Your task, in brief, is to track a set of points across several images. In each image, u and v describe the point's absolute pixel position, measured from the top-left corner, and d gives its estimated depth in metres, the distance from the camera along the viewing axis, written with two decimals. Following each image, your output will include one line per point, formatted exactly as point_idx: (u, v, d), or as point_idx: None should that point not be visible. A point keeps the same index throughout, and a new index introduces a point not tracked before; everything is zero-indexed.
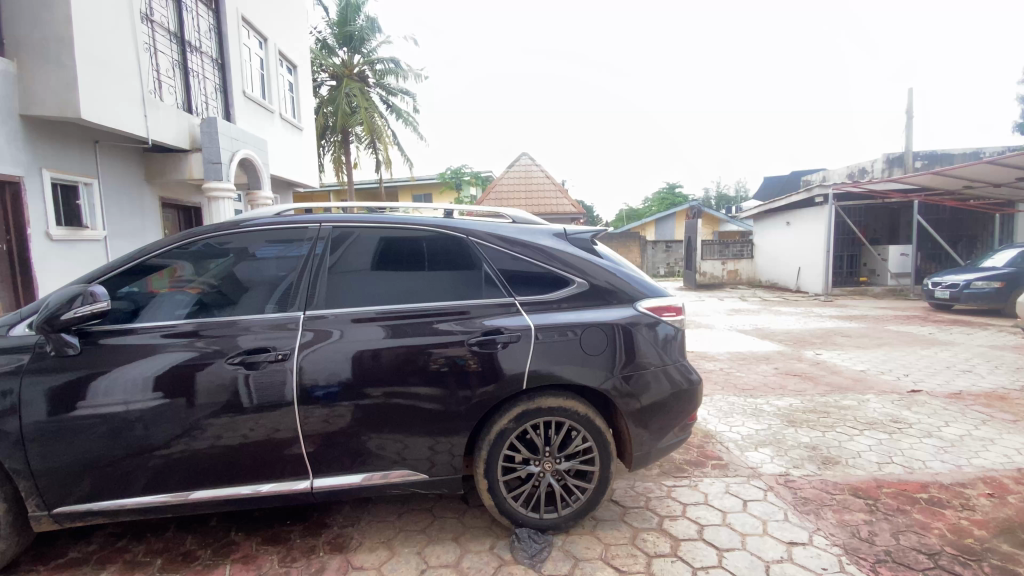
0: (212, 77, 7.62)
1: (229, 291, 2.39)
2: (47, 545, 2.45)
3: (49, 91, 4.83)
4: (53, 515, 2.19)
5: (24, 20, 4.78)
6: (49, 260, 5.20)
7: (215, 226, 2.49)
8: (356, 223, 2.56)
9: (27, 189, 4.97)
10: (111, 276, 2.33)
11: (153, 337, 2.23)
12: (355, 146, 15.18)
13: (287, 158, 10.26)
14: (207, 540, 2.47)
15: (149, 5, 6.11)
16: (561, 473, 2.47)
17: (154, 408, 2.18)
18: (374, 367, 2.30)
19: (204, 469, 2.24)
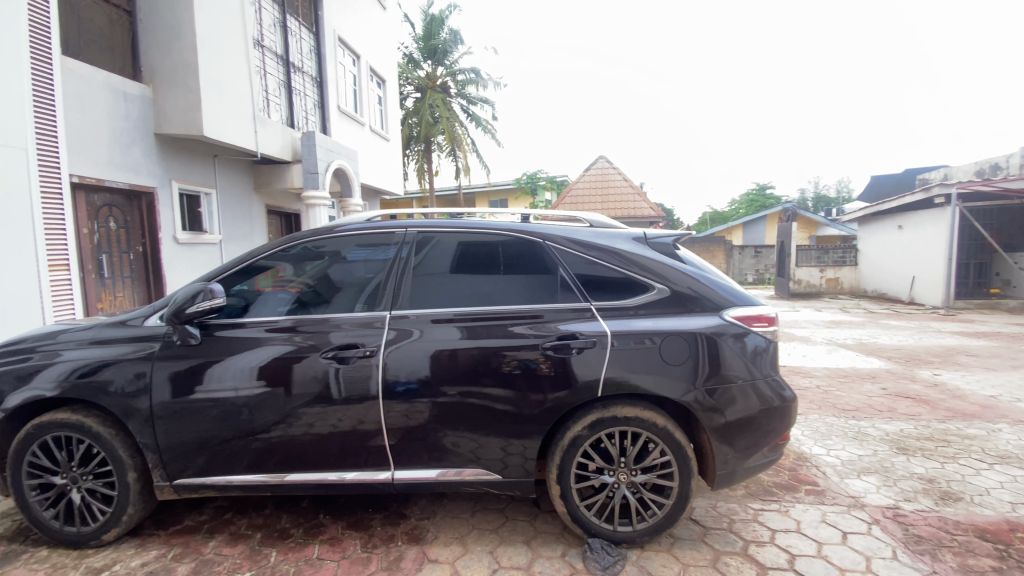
0: (312, 95, 8.31)
1: (323, 291, 2.58)
2: (167, 513, 2.78)
3: (179, 112, 5.54)
4: (174, 486, 2.47)
5: (160, 50, 5.50)
6: (176, 260, 5.92)
7: (312, 231, 2.70)
8: (437, 228, 2.66)
9: (159, 199, 5.70)
10: (225, 276, 2.60)
11: (258, 330, 2.46)
12: (437, 155, 15.81)
13: (375, 167, 10.91)
14: (300, 520, 2.68)
15: (260, 31, 6.81)
16: (636, 486, 2.39)
17: (257, 395, 2.40)
18: (450, 367, 2.37)
19: (297, 454, 2.43)
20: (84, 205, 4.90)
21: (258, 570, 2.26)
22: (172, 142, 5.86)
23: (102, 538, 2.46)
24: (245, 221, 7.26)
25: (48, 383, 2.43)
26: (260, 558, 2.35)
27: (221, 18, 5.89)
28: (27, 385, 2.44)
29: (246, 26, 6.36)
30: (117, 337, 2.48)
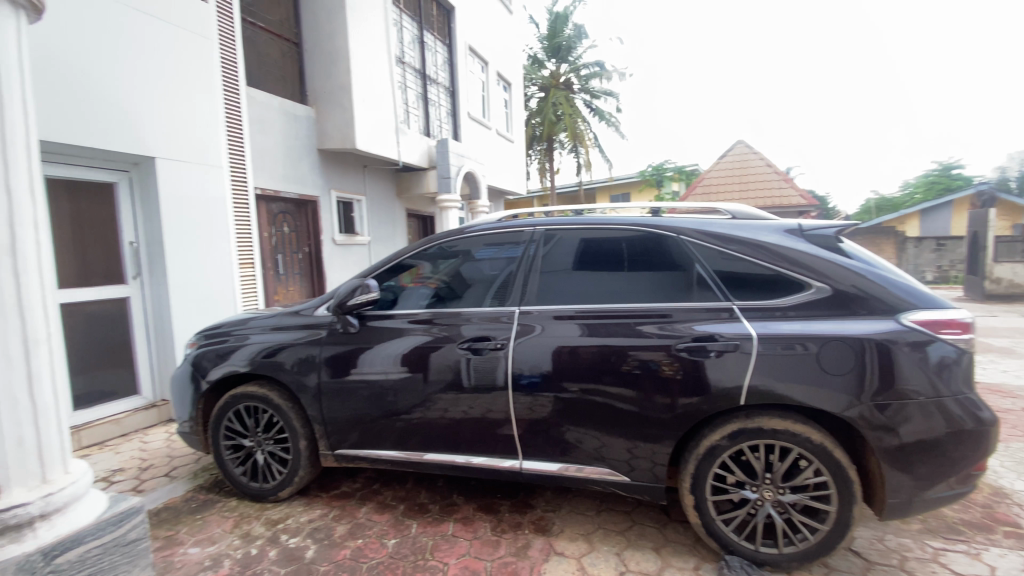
0: (445, 103, 8.91)
1: (458, 286, 2.75)
2: (329, 479, 3.20)
3: (336, 129, 6.34)
4: (335, 455, 2.84)
5: (322, 76, 6.34)
6: (334, 259, 6.77)
7: (446, 232, 2.89)
8: (562, 225, 2.68)
9: (321, 206, 6.57)
10: (377, 272, 2.92)
11: (401, 322, 2.73)
12: (559, 152, 15.92)
13: (501, 167, 11.34)
14: (436, 497, 2.91)
15: (402, 49, 7.49)
16: (784, 506, 2.17)
17: (401, 379, 2.65)
18: (572, 363, 2.38)
19: (435, 436, 2.63)
20: (265, 213, 5.83)
21: (402, 539, 2.51)
22: (331, 156, 6.70)
23: (279, 494, 2.90)
24: (388, 223, 8.05)
25: (242, 360, 2.93)
26: (403, 528, 2.60)
27: (369, 41, 6.58)
28: (227, 361, 2.97)
29: (389, 45, 7.03)
30: (293, 324, 2.92)
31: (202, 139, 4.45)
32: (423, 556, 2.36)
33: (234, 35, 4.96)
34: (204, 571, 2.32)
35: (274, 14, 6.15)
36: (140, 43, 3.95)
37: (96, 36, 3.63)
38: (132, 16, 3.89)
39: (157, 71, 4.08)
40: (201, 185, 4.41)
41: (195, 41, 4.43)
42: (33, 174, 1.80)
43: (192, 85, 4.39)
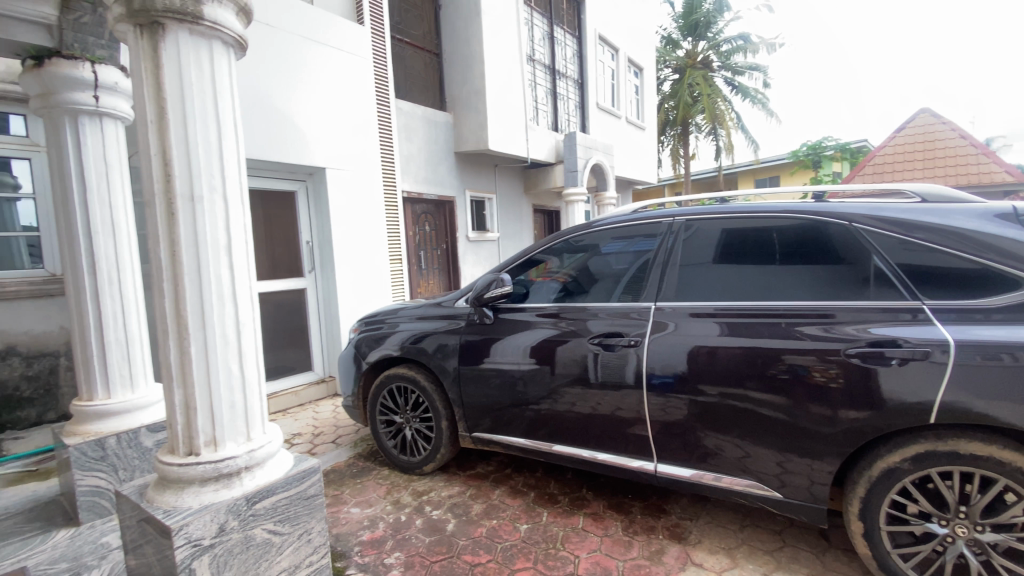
0: (574, 96, 8.89)
1: (587, 281, 2.73)
2: (466, 460, 3.42)
3: (471, 131, 6.71)
4: (472, 437, 3.02)
5: (459, 81, 6.74)
6: (468, 254, 7.20)
7: (576, 226, 2.88)
8: (701, 215, 2.49)
9: (457, 206, 7.01)
10: (512, 266, 3.03)
11: (532, 315, 2.79)
12: (695, 137, 14.90)
13: (631, 157, 10.99)
14: (566, 489, 2.94)
15: (532, 47, 7.64)
16: (982, 546, 1.79)
17: (530, 370, 2.72)
18: (710, 364, 2.22)
19: (564, 429, 2.65)
20: (410, 213, 6.39)
21: (533, 525, 2.58)
22: (466, 157, 7.12)
23: (423, 469, 3.18)
24: (518, 220, 8.30)
25: (393, 345, 3.26)
26: (534, 515, 2.68)
27: (502, 43, 6.82)
28: (381, 345, 3.33)
29: (521, 44, 7.20)
30: (435, 314, 3.17)
31: (359, 148, 5.01)
32: (553, 545, 2.41)
33: (384, 51, 5.46)
34: (364, 529, 2.64)
35: (418, 28, 6.68)
36: (312, 69, 4.59)
37: (279, 67, 4.32)
38: (305, 45, 4.54)
39: (324, 92, 4.70)
40: (358, 190, 4.98)
41: (353, 61, 4.99)
42: (223, 169, 1.88)
43: (350, 101, 4.96)
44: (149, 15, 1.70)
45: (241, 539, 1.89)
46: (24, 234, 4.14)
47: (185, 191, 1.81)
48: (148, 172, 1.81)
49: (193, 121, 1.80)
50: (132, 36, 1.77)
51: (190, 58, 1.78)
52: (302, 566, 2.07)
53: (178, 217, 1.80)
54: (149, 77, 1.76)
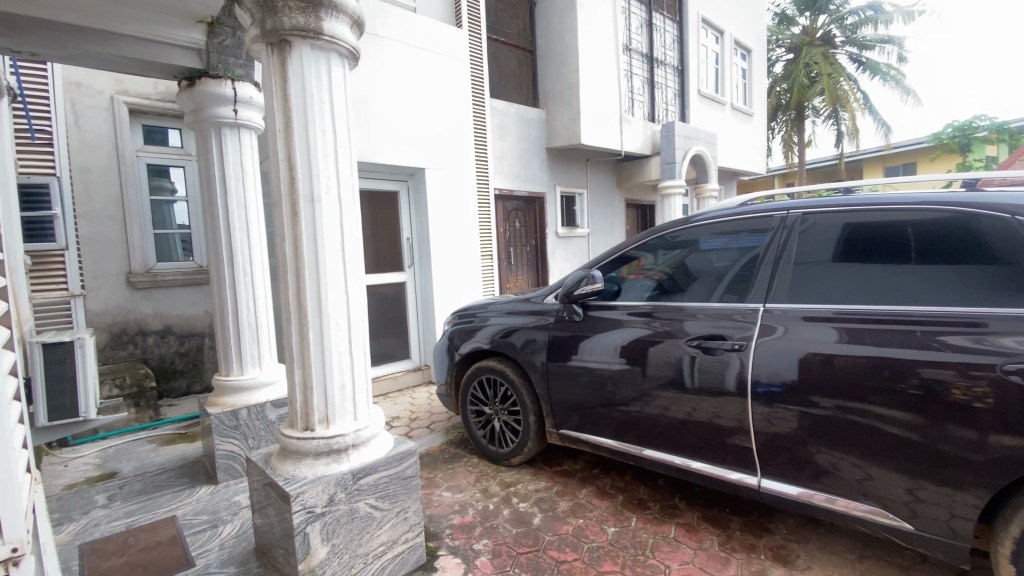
0: (673, 84, 8.49)
1: (685, 279, 2.60)
2: (553, 455, 3.44)
3: (564, 125, 6.68)
4: (559, 434, 3.01)
5: (553, 76, 6.74)
6: (558, 250, 7.18)
7: (672, 221, 2.76)
8: (819, 209, 2.26)
9: (548, 201, 7.02)
10: (604, 263, 2.97)
11: (624, 313, 2.72)
12: (811, 122, 13.52)
13: (735, 147, 10.24)
14: (657, 496, 2.84)
15: (629, 36, 7.41)
16: None
17: (621, 370, 2.65)
18: (825, 374, 2.01)
19: (656, 433, 2.55)
20: (501, 210, 6.52)
21: (621, 529, 2.53)
22: (558, 152, 7.10)
23: (510, 461, 3.24)
24: (610, 215, 8.13)
25: (483, 339, 3.35)
26: (623, 519, 2.62)
27: (597, 35, 6.69)
28: (473, 338, 3.44)
29: (617, 34, 7.02)
30: (525, 310, 3.21)
31: (455, 147, 5.20)
32: (642, 551, 2.34)
33: (480, 51, 5.59)
34: (454, 513, 2.75)
35: (514, 27, 6.77)
36: (413, 74, 4.85)
37: (384, 74, 4.62)
38: (407, 51, 4.81)
39: (424, 95, 4.94)
40: (454, 188, 5.17)
41: (451, 64, 5.18)
42: (338, 171, 2.04)
43: (448, 103, 5.16)
44: (279, 34, 1.89)
45: (347, 510, 2.05)
46: (178, 231, 4.84)
47: (306, 192, 1.99)
48: (276, 176, 2.02)
49: (313, 128, 1.98)
50: (264, 54, 1.98)
51: (312, 70, 1.96)
52: (399, 542, 2.21)
53: (300, 216, 2.00)
54: (278, 90, 1.95)
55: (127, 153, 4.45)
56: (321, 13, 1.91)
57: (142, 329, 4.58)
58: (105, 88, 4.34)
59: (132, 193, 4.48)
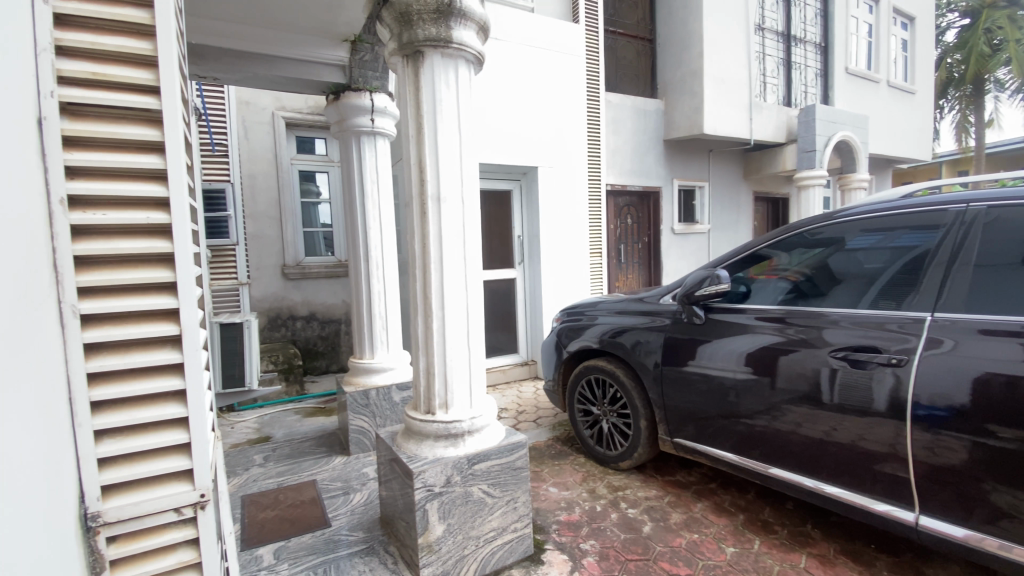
0: (814, 64, 7.60)
1: (826, 282, 2.32)
2: (665, 464, 3.29)
3: (684, 115, 6.33)
4: (673, 442, 2.86)
5: (673, 65, 6.42)
6: (673, 247, 6.82)
7: (812, 218, 2.49)
8: (1013, 201, 1.87)
9: (663, 196, 6.70)
10: (729, 263, 2.76)
11: (750, 318, 2.51)
12: (996, 96, 11.23)
13: (891, 130, 8.87)
14: (784, 520, 2.58)
15: (762, 14, 6.80)
16: None
17: (745, 380, 2.45)
18: (1008, 399, 1.67)
19: (785, 451, 2.31)
20: (613, 206, 6.37)
21: (742, 550, 2.34)
22: (676, 146, 6.75)
23: (619, 464, 3.15)
24: (733, 211, 7.52)
25: (593, 337, 3.30)
26: (744, 540, 2.43)
27: (724, 16, 6.23)
28: (582, 336, 3.40)
29: (748, 13, 6.47)
30: (639, 310, 3.11)
31: (569, 144, 5.18)
32: None
33: (597, 44, 5.49)
34: (561, 510, 2.76)
35: (632, 17, 6.57)
36: (528, 75, 4.94)
37: (501, 76, 4.77)
38: (524, 52, 4.90)
39: (538, 94, 5.00)
40: (567, 185, 5.15)
41: (567, 60, 5.17)
42: (462, 171, 2.15)
43: (563, 100, 5.16)
44: (414, 45, 2.03)
45: (462, 493, 2.16)
46: (321, 229, 5.48)
47: (433, 193, 2.13)
48: (407, 178, 2.18)
49: (441, 132, 2.10)
50: (400, 65, 2.14)
51: (441, 77, 2.08)
52: (508, 530, 2.28)
53: (428, 214, 2.14)
54: (411, 98, 2.11)
55: (284, 161, 5.12)
56: (451, 22, 2.02)
57: (292, 314, 5.27)
58: (268, 105, 5.05)
59: (287, 196, 5.17)
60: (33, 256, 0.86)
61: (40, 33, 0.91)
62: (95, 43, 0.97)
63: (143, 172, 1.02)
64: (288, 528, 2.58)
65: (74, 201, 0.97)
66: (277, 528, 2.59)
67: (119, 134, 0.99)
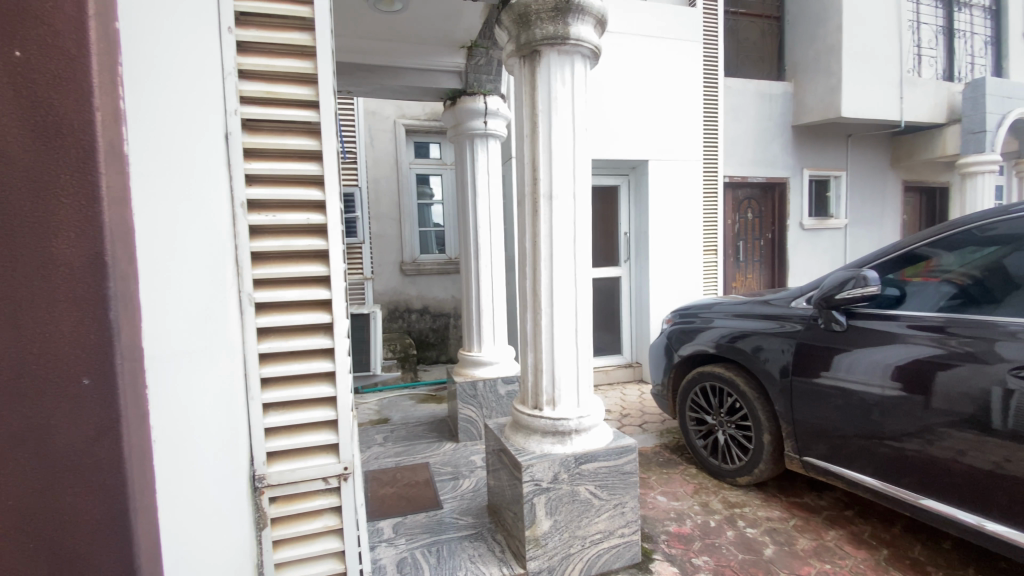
0: (985, 30, 6.46)
1: (1003, 286, 1.96)
2: (789, 484, 3.01)
3: (817, 98, 5.69)
4: (802, 461, 2.59)
5: (805, 43, 5.83)
6: (802, 244, 6.16)
7: (982, 212, 2.12)
8: None
9: (791, 188, 6.08)
10: (877, 263, 2.42)
11: (900, 326, 2.18)
12: None
13: None
14: (941, 562, 2.23)
15: None
16: None
17: (892, 397, 2.14)
18: None
19: (942, 481, 1.99)
20: (731, 199, 5.91)
21: None
22: (806, 132, 6.09)
23: (736, 479, 2.92)
24: (877, 203, 6.59)
25: (709, 341, 3.09)
26: None
27: None
28: (695, 340, 3.20)
29: None
30: (764, 313, 2.85)
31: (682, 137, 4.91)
32: None
33: (716, 25, 5.10)
34: (670, 520, 2.64)
35: None
36: (638, 67, 4.78)
37: (610, 71, 4.68)
38: (637, 43, 4.76)
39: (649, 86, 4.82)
40: (680, 179, 4.89)
41: (682, 49, 4.90)
42: (574, 168, 2.14)
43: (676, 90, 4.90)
44: (532, 45, 2.06)
45: (568, 491, 2.15)
46: (434, 228, 5.80)
47: (545, 191, 2.14)
48: (521, 177, 2.22)
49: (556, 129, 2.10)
50: (518, 66, 2.18)
51: (557, 74, 2.08)
52: (615, 534, 2.23)
53: (540, 212, 2.16)
54: (528, 97, 2.13)
55: (403, 165, 5.52)
56: (569, 18, 2.02)
57: (408, 307, 5.66)
58: (390, 114, 5.47)
59: (405, 197, 5.56)
60: (218, 260, 1.01)
61: (226, 59, 1.07)
62: (269, 66, 1.09)
63: (303, 177, 1.14)
64: (405, 506, 2.78)
65: (252, 204, 1.11)
66: (396, 504, 2.80)
67: (285, 145, 1.12)
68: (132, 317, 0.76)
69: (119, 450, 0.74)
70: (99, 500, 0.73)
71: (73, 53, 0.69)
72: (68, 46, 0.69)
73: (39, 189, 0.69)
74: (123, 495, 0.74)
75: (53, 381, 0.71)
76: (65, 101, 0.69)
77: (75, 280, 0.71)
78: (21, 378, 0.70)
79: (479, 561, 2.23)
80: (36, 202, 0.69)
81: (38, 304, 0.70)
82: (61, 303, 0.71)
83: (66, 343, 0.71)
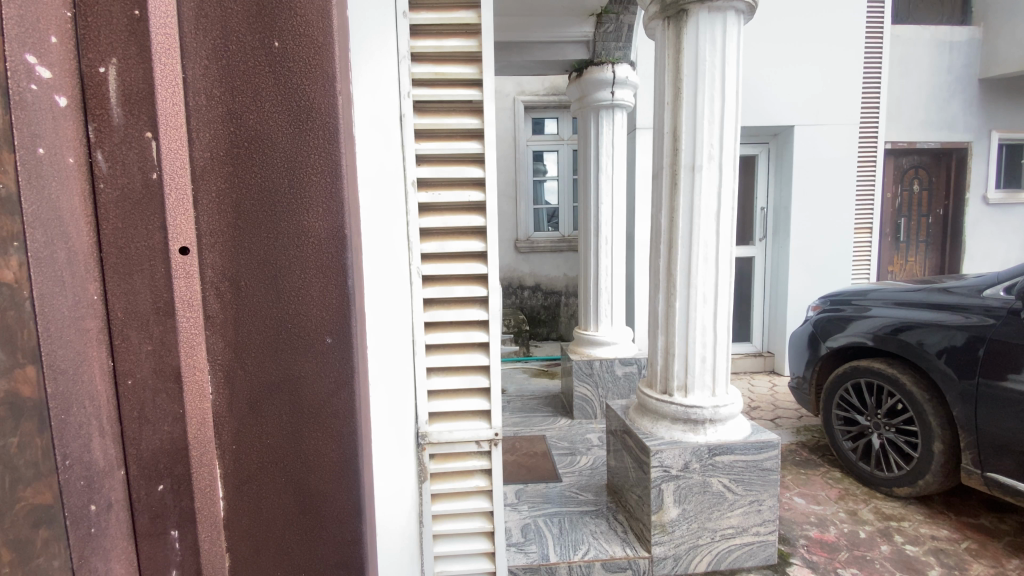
0: None
1: None
2: (959, 500, 2.62)
3: (1016, 45, 4.73)
4: (985, 478, 2.19)
5: None
6: (983, 222, 5.17)
7: None
8: None
9: (974, 153, 5.08)
10: None
11: None
12: None
13: None
14: None
15: None
16: None
17: None
18: None
19: None
20: (892, 169, 5.06)
21: None
22: (1000, 86, 5.02)
23: (893, 489, 2.57)
24: None
25: (866, 332, 2.72)
26: None
27: None
28: (848, 330, 2.83)
29: None
30: (942, 302, 2.42)
31: (837, 98, 4.29)
32: None
33: None
34: (811, 525, 2.42)
35: None
36: (784, 23, 4.26)
37: (751, 28, 4.23)
38: None
39: (797, 43, 4.28)
40: (829, 147, 4.31)
41: None
42: (722, 135, 1.97)
43: (831, 46, 4.30)
44: (679, 4, 1.91)
45: (700, 481, 2.05)
46: (547, 206, 5.79)
47: (688, 161, 2.00)
48: (659, 148, 2.11)
49: (702, 95, 1.94)
50: (660, 29, 2.05)
51: (706, 35, 1.91)
52: (748, 531, 2.10)
53: (679, 185, 2.03)
54: (671, 62, 2.00)
55: (520, 143, 5.57)
56: None
57: (522, 284, 5.78)
58: (510, 91, 5.54)
59: (522, 175, 5.61)
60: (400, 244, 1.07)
61: (402, 43, 1.10)
62: (439, 47, 1.14)
63: (464, 156, 1.19)
64: (525, 475, 2.86)
65: (422, 182, 1.18)
66: (516, 472, 2.91)
67: (451, 126, 1.17)
68: (362, 332, 0.66)
69: (359, 491, 0.63)
70: (332, 553, 0.63)
71: (322, 11, 0.57)
72: (317, 5, 0.57)
73: (281, 183, 0.58)
74: (362, 545, 0.63)
75: (293, 409, 0.61)
76: (310, 73, 0.58)
77: (316, 294, 0.60)
78: (256, 403, 0.61)
79: (601, 538, 2.22)
80: (276, 200, 0.59)
81: (274, 330, 0.60)
82: (303, 321, 0.60)
83: (308, 366, 0.61)
